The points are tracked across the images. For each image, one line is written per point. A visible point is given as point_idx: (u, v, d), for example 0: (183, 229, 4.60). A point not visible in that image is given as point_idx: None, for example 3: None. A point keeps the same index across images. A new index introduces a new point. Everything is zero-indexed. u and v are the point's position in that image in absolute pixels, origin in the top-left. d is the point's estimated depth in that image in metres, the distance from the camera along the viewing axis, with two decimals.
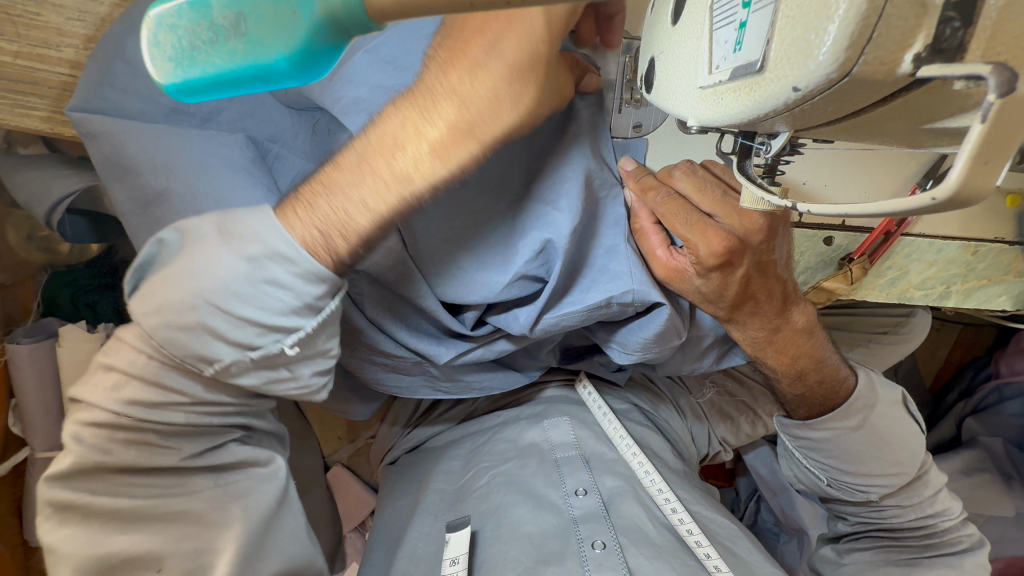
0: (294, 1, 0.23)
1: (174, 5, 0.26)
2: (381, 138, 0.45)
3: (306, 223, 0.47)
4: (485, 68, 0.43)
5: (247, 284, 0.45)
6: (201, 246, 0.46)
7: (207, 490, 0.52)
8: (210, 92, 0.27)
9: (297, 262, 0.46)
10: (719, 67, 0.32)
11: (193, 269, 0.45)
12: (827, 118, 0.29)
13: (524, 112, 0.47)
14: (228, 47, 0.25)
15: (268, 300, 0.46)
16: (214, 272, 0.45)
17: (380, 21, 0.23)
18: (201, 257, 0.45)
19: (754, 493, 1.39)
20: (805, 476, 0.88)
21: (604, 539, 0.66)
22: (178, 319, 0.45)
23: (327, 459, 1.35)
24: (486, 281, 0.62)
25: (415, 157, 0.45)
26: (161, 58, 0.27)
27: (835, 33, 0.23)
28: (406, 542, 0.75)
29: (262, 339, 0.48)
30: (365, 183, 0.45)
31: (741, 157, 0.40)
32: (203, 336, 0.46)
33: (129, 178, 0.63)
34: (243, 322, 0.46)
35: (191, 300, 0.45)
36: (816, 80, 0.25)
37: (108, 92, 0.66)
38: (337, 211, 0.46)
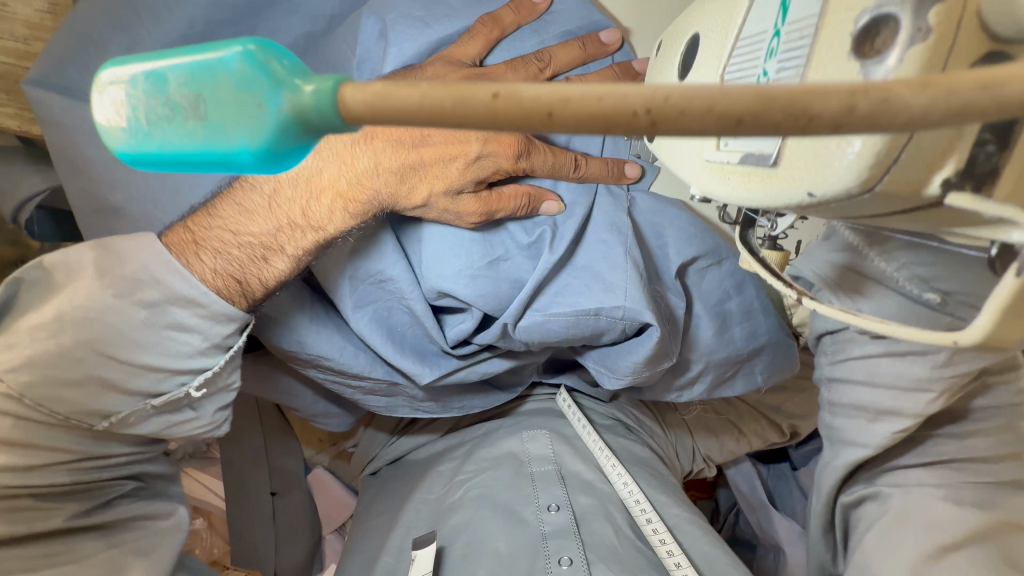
0: (260, 91, 0.19)
1: (128, 72, 0.23)
2: (296, 208, 0.56)
3: (204, 257, 0.55)
4: (409, 166, 0.57)
5: (145, 331, 0.54)
6: (80, 284, 0.53)
7: (100, 554, 0.56)
8: (166, 167, 0.24)
9: (202, 306, 0.55)
10: (728, 145, 0.30)
11: (78, 311, 0.52)
12: (838, 216, 0.27)
13: (421, 195, 0.59)
14: (185, 128, 0.22)
15: (173, 345, 0.56)
16: (110, 321, 0.53)
17: (357, 127, 0.18)
18: (81, 300, 0.52)
19: (733, 507, 1.38)
20: (915, 404, 0.48)
21: (571, 554, 0.63)
22: (79, 378, 0.53)
23: (309, 462, 1.28)
24: (457, 260, 0.64)
25: (319, 230, 0.57)
26: (115, 124, 0.24)
27: (859, 147, 0.22)
28: (381, 559, 0.72)
29: (167, 385, 0.57)
30: (274, 228, 0.56)
31: (744, 228, 0.38)
32: (100, 390, 0.54)
33: (84, 180, 0.61)
34: (130, 369, 0.55)
35: (74, 349, 0.52)
36: (834, 190, 0.23)
37: (71, 71, 0.58)
38: (246, 252, 0.56)
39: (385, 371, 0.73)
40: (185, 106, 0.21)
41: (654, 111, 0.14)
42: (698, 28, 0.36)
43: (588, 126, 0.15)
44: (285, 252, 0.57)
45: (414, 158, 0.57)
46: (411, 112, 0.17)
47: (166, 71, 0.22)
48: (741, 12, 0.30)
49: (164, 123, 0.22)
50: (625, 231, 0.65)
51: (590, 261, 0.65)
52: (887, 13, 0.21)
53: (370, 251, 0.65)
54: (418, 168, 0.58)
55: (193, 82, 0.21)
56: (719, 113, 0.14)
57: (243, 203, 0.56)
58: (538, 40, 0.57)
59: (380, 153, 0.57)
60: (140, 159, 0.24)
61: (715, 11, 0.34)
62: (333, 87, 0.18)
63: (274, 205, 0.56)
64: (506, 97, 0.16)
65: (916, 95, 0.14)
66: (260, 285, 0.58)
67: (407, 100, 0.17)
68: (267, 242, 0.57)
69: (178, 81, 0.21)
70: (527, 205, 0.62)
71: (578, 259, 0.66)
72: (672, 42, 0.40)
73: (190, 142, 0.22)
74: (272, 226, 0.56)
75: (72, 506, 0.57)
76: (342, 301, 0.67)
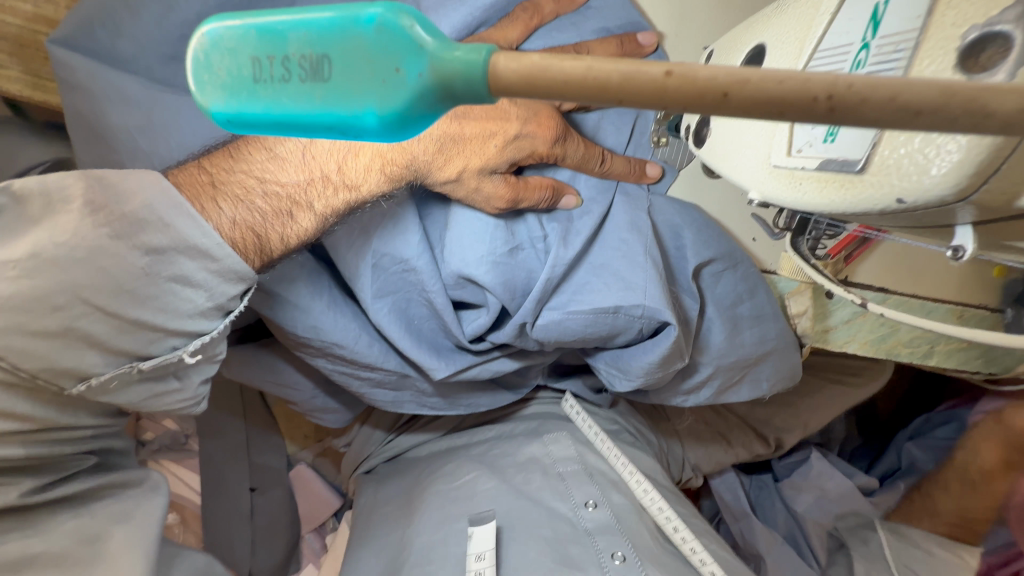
0: (398, 56, 0.20)
1: (239, 28, 0.22)
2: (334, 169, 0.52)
3: (221, 204, 0.49)
4: (450, 137, 0.55)
5: (143, 281, 0.44)
6: (63, 218, 0.41)
7: (69, 525, 0.51)
8: (264, 130, 0.23)
9: (213, 259, 0.46)
10: (801, 151, 0.30)
11: (62, 249, 0.41)
12: (919, 225, 0.28)
13: (456, 168, 0.57)
14: (302, 88, 0.21)
15: (175, 302, 0.46)
16: (103, 266, 0.42)
17: (501, 98, 0.19)
18: (67, 239, 0.41)
19: (716, 517, 1.16)
20: None
21: (624, 551, 0.63)
22: (56, 330, 0.43)
23: (291, 459, 1.19)
24: (480, 247, 0.63)
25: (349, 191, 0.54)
26: (212, 81, 0.23)
27: (958, 158, 0.23)
28: (415, 538, 0.69)
29: (158, 347, 0.48)
30: (305, 181, 0.52)
31: (796, 233, 0.40)
32: (79, 346, 0.44)
33: (103, 149, 0.59)
34: (118, 333, 0.45)
35: (54, 295, 0.42)
36: (928, 197, 0.24)
37: (99, 32, 0.57)
38: (271, 204, 0.51)
39: (397, 362, 0.72)
40: (304, 65, 0.21)
41: (836, 98, 0.15)
42: (762, 39, 0.36)
43: (767, 105, 0.15)
44: (313, 213, 0.53)
45: (456, 129, 0.55)
46: (576, 84, 0.17)
47: (285, 28, 0.21)
48: (821, 25, 0.30)
49: (277, 83, 0.21)
50: (645, 233, 0.64)
51: (607, 259, 0.65)
52: (998, 30, 0.22)
53: (394, 232, 0.63)
54: (461, 144, 0.56)
55: (320, 42, 0.21)
56: (901, 104, 0.15)
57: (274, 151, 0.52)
58: (576, 32, 0.57)
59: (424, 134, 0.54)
60: (237, 119, 0.23)
61: (783, 23, 0.34)
62: (484, 56, 0.18)
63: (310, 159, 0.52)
64: (681, 75, 0.16)
65: None
66: (277, 244, 0.53)
67: (568, 74, 0.17)
68: (295, 195, 0.52)
69: (299, 41, 0.21)
70: (549, 198, 0.61)
71: (591, 257, 0.65)
72: (732, 48, 0.40)
73: (304, 106, 0.21)
74: (301, 178, 0.52)
75: (26, 482, 0.50)
76: (363, 288, 0.65)
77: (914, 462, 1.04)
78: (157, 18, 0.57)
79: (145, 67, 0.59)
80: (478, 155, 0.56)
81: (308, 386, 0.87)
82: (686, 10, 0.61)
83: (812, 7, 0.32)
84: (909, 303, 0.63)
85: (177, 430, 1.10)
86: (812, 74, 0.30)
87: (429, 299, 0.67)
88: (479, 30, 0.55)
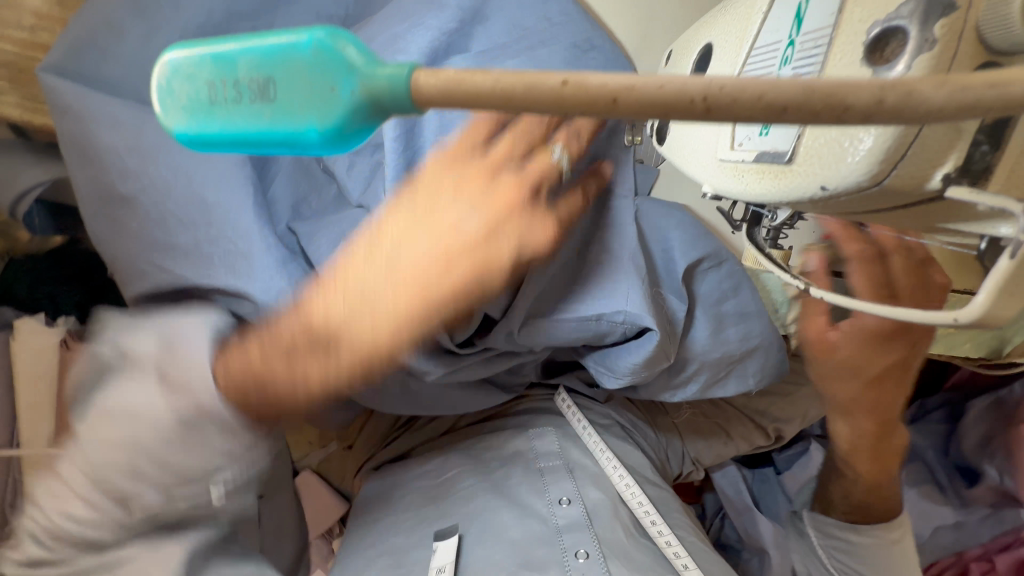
0: (334, 76, 0.21)
1: (194, 56, 0.24)
2: (360, 313, 0.45)
3: (240, 368, 0.46)
4: (457, 235, 0.46)
5: (176, 455, 0.47)
6: (139, 381, 0.48)
7: None
8: (224, 148, 0.25)
9: (233, 407, 0.46)
10: (742, 145, 0.32)
11: (130, 411, 0.47)
12: (851, 211, 0.29)
13: (480, 279, 0.48)
14: (253, 109, 0.23)
15: (196, 459, 0.47)
16: (147, 421, 0.46)
17: (426, 110, 0.20)
18: (136, 408, 0.47)
19: (721, 510, 1.15)
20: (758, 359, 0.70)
21: (588, 548, 0.65)
22: (119, 465, 0.46)
23: (298, 465, 1.20)
24: None
25: (378, 333, 0.45)
26: (175, 106, 0.25)
27: (870, 145, 0.24)
28: (386, 541, 0.72)
29: (188, 486, 0.48)
30: (330, 332, 0.45)
31: (751, 224, 0.41)
32: (133, 477, 0.47)
33: (94, 168, 0.61)
34: (159, 487, 0.47)
35: (121, 441, 0.46)
36: (847, 183, 0.26)
37: (86, 58, 0.59)
38: (289, 364, 0.45)
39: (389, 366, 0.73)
40: (253, 89, 0.23)
41: (710, 98, 0.17)
42: (709, 39, 0.38)
43: (650, 111, 0.17)
44: (341, 370, 0.45)
45: (482, 240, 0.47)
46: (486, 95, 0.19)
47: (236, 55, 0.23)
48: (756, 24, 0.32)
49: (229, 104, 0.23)
50: (623, 235, 0.65)
51: (589, 264, 0.66)
52: (897, 25, 0.23)
53: None
54: (483, 254, 0.47)
55: (265, 66, 0.22)
56: (767, 102, 0.16)
57: (302, 305, 0.47)
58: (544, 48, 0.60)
59: (431, 249, 0.46)
60: (198, 139, 0.25)
61: (725, 23, 0.36)
62: (407, 74, 0.20)
63: (335, 304, 0.46)
64: (575, 84, 0.18)
65: (936, 91, 0.16)
66: (304, 399, 0.46)
67: (477, 88, 0.19)
68: (322, 349, 0.45)
69: (248, 65, 0.23)
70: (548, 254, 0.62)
71: (571, 254, 0.66)
72: (685, 48, 0.42)
73: (255, 124, 0.23)
74: (325, 330, 0.45)
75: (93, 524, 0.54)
76: None
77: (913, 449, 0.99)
78: (143, 41, 0.61)
79: (134, 89, 0.61)
80: (497, 257, 0.47)
81: None
82: (649, 23, 0.65)
83: (748, 8, 0.34)
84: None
85: None
86: (751, 70, 0.31)
87: None
88: (445, 55, 0.57)
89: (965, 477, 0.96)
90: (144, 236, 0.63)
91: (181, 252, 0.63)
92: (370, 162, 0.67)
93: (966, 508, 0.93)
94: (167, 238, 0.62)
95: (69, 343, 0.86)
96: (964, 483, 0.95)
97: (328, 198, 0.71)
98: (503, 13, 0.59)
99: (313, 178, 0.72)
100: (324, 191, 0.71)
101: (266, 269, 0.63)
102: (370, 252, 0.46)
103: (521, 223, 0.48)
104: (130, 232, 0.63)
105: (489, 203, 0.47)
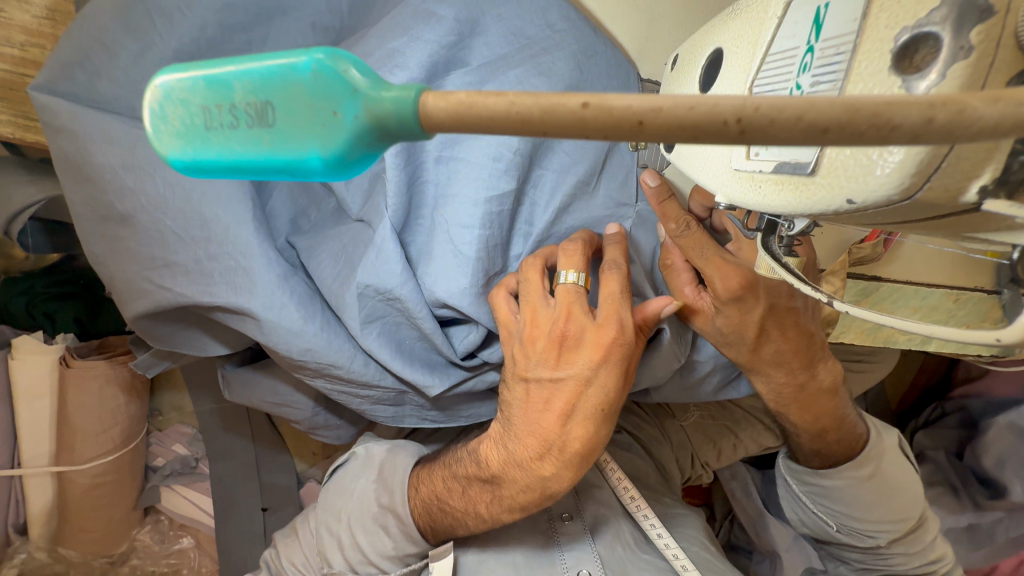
0: (336, 99, 0.20)
1: (188, 79, 0.23)
2: (523, 439, 0.59)
3: (436, 491, 0.67)
4: (554, 388, 0.57)
5: (376, 535, 0.69)
6: (365, 471, 0.75)
7: None
8: (221, 175, 0.24)
9: (446, 515, 0.66)
10: (760, 155, 0.31)
11: (354, 508, 0.72)
12: (876, 223, 0.28)
13: (606, 383, 0.57)
14: (251, 135, 0.22)
15: (382, 544, 0.69)
16: (363, 500, 0.72)
17: (434, 135, 0.19)
18: (361, 487, 0.73)
19: (729, 513, 1.16)
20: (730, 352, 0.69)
21: (589, 568, 0.69)
22: (345, 526, 0.72)
23: (302, 477, 1.15)
24: (463, 277, 0.60)
25: (539, 451, 0.59)
26: (169, 132, 0.24)
27: (900, 157, 0.23)
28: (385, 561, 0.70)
29: (388, 563, 0.69)
30: (504, 462, 0.61)
31: (766, 233, 0.40)
32: (355, 536, 0.70)
33: (90, 187, 0.60)
34: (363, 547, 0.69)
35: (350, 509, 0.72)
36: (875, 197, 0.24)
37: (78, 75, 0.58)
38: (476, 491, 0.64)
39: (393, 381, 0.71)
40: (250, 113, 0.21)
41: (745, 120, 0.15)
42: (719, 44, 0.36)
43: (678, 132, 0.16)
44: (518, 485, 0.61)
45: (580, 352, 0.56)
46: (501, 118, 0.18)
47: (232, 78, 0.22)
48: (771, 29, 0.31)
49: (226, 130, 0.22)
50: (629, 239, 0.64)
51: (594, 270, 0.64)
52: (929, 31, 0.22)
53: (368, 263, 0.61)
54: (594, 368, 0.56)
55: (263, 90, 0.21)
56: (807, 123, 0.15)
57: (478, 442, 0.66)
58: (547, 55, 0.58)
59: (543, 401, 0.58)
60: (193, 165, 0.24)
61: (737, 27, 0.35)
62: (414, 97, 0.19)
63: (502, 437, 0.62)
64: (598, 106, 0.16)
65: (988, 108, 0.15)
66: (500, 508, 0.63)
67: (492, 111, 0.18)
68: (498, 475, 0.62)
69: (245, 89, 0.22)
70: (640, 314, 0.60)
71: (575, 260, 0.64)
72: (693, 54, 0.41)
73: (252, 150, 0.22)
74: (501, 463, 0.61)
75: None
76: (351, 317, 0.64)
77: (924, 451, 1.00)
78: (136, 57, 0.59)
79: (128, 105, 0.60)
80: (611, 366, 0.56)
81: (310, 408, 0.87)
82: (653, 30, 0.63)
83: (761, 13, 0.32)
84: (900, 289, 0.56)
85: (187, 453, 1.07)
86: (765, 79, 0.30)
87: (417, 323, 0.65)
88: (446, 66, 0.56)
89: (980, 481, 0.94)
90: (143, 254, 0.62)
91: (181, 270, 0.62)
92: (367, 174, 0.65)
93: (981, 512, 0.91)
94: (166, 257, 0.61)
95: (68, 359, 0.88)
96: (980, 488, 0.93)
97: (327, 210, 0.70)
98: (501, 20, 0.57)
99: (312, 191, 0.71)
100: (323, 204, 0.70)
101: (268, 284, 0.62)
102: (508, 407, 0.62)
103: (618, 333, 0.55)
104: (129, 251, 0.62)
105: (583, 332, 0.56)
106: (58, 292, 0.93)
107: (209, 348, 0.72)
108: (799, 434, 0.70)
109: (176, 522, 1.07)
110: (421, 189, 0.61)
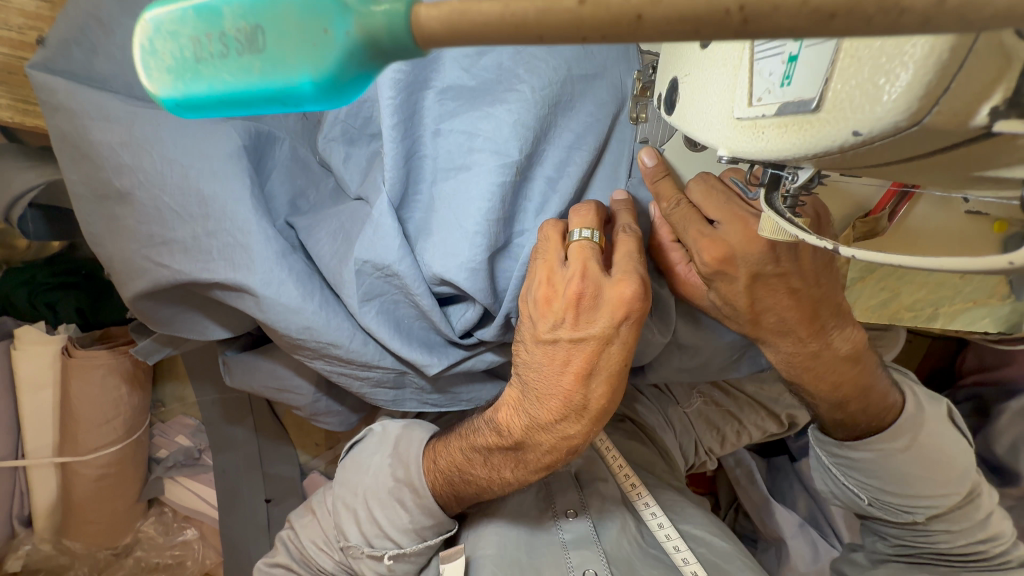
0: (326, 17, 0.20)
1: (176, 9, 0.22)
2: (543, 402, 0.59)
3: (451, 461, 0.68)
4: (574, 349, 0.56)
5: (388, 509, 0.69)
6: (380, 445, 0.74)
7: None
8: (213, 112, 0.23)
9: (465, 482, 0.67)
10: (762, 100, 0.30)
11: (370, 482, 0.71)
12: (881, 161, 0.27)
13: (625, 342, 0.56)
14: (242, 63, 0.21)
15: (396, 517, 0.69)
16: (377, 475, 0.72)
17: (428, 48, 0.19)
18: (377, 460, 0.73)
19: (734, 501, 1.14)
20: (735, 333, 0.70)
21: (594, 567, 0.67)
22: (359, 500, 0.71)
23: (304, 468, 1.15)
24: (460, 252, 0.59)
25: (562, 413, 0.59)
26: (159, 68, 0.23)
27: (907, 79, 0.22)
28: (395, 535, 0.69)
29: (401, 536, 0.69)
30: (525, 427, 0.61)
31: (770, 189, 0.40)
32: (365, 515, 0.70)
33: (88, 165, 0.60)
34: (379, 519, 0.69)
35: (365, 483, 0.72)
36: (882, 126, 0.24)
37: (75, 52, 0.58)
38: (497, 456, 0.65)
39: (394, 361, 0.70)
40: (240, 39, 0.21)
41: (748, 8, 0.15)
42: None
43: (678, 28, 0.16)
44: (542, 446, 0.62)
45: (596, 313, 0.55)
46: (494, 24, 0.17)
47: (220, 5, 0.21)
48: None
49: (216, 60, 0.22)
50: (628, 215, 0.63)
51: None
52: None
53: (367, 239, 0.61)
54: (613, 328, 0.55)
55: (252, 14, 0.21)
56: (813, 8, 0.15)
57: (492, 409, 0.66)
58: None
59: (563, 363, 0.57)
60: (184, 103, 0.23)
61: None
62: (406, 9, 0.19)
63: (520, 402, 0.62)
64: (594, 3, 0.16)
65: None
66: (524, 469, 0.65)
67: (486, 16, 0.17)
68: (520, 439, 0.62)
69: (234, 14, 0.21)
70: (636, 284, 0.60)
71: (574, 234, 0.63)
72: None
73: (244, 79, 0.21)
74: (522, 427, 0.62)
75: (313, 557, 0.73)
76: (349, 296, 0.63)
77: None
78: None
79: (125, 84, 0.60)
80: (629, 326, 0.55)
81: (312, 394, 0.86)
82: None
83: None
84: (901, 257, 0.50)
85: (190, 444, 1.06)
86: None
87: (415, 302, 0.65)
88: None
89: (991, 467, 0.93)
90: (142, 232, 0.61)
91: (179, 247, 0.62)
92: (366, 151, 0.66)
93: None
94: (164, 234, 0.61)
95: (70, 348, 0.88)
96: (992, 476, 0.92)
97: (326, 191, 0.71)
98: None
99: (311, 172, 0.71)
100: (321, 186, 0.71)
101: (266, 260, 0.62)
102: (523, 371, 0.61)
103: (639, 292, 0.54)
104: (128, 230, 0.62)
105: (601, 293, 0.54)
106: (59, 283, 0.93)
107: (209, 331, 0.72)
108: (818, 403, 0.69)
109: (181, 513, 1.06)
110: (419, 164, 0.60)
